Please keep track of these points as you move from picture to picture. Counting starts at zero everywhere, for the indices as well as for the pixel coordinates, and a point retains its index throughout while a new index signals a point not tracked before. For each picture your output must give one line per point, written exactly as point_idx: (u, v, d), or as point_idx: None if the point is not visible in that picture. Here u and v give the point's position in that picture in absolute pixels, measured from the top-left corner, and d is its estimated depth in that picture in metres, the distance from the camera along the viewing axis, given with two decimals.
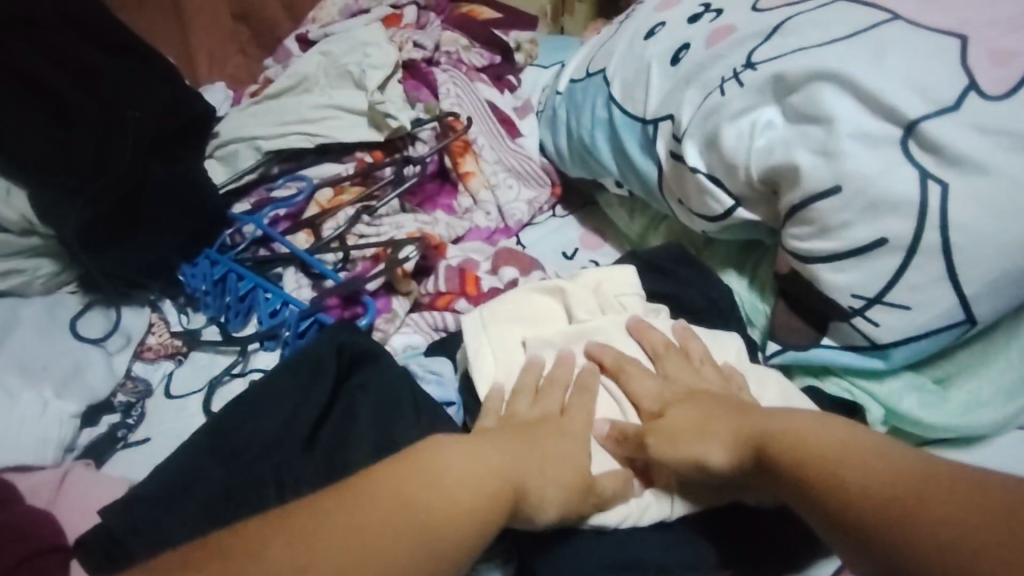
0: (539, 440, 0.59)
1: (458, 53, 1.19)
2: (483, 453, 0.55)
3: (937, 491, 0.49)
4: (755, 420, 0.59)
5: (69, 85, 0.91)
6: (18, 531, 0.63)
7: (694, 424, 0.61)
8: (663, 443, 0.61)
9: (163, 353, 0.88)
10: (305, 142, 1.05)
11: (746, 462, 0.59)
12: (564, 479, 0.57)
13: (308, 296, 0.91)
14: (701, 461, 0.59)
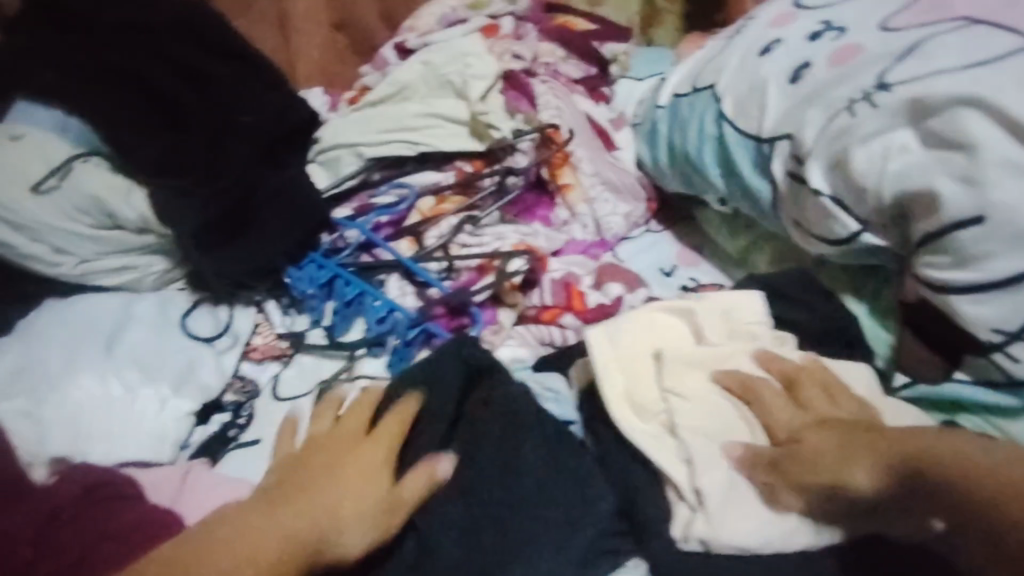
0: (322, 480, 0.62)
1: (555, 64, 1.17)
2: (263, 527, 0.58)
3: None
4: (890, 441, 0.59)
5: (185, 91, 0.94)
6: (152, 531, 0.66)
7: (834, 447, 0.60)
8: (800, 467, 0.61)
9: (270, 354, 0.89)
10: (407, 149, 1.06)
11: (885, 484, 0.57)
12: (359, 511, 0.61)
13: (412, 303, 0.91)
14: (837, 484, 0.59)
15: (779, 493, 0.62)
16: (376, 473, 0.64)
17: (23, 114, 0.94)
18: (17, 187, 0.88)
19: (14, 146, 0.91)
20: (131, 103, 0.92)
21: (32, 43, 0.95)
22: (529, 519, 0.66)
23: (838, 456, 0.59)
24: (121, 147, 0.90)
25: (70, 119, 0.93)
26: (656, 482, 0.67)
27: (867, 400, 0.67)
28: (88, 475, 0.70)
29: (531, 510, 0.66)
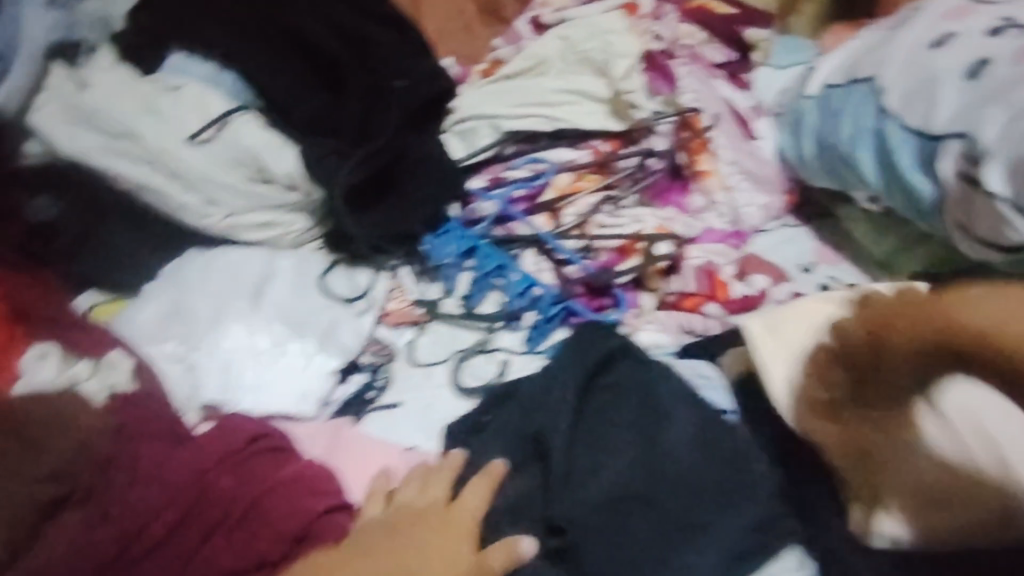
0: (408, 542, 0.62)
1: (696, 47, 1.13)
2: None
3: (925, 317, 0.66)
4: (913, 308, 0.67)
5: (347, 55, 0.96)
6: (314, 485, 0.68)
7: (874, 355, 0.66)
8: (852, 345, 0.67)
9: (405, 319, 0.89)
10: (544, 124, 1.04)
11: (915, 347, 0.65)
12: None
13: (549, 279, 0.90)
14: (881, 358, 0.66)
15: (832, 380, 0.67)
16: (450, 568, 0.61)
17: (178, 66, 0.96)
18: (174, 134, 0.90)
19: (172, 95, 0.92)
20: (288, 60, 0.95)
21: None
22: (685, 508, 0.65)
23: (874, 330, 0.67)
24: (277, 101, 0.94)
25: (225, 73, 0.95)
26: (827, 483, 0.67)
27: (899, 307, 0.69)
28: (245, 426, 0.71)
29: (688, 500, 0.65)
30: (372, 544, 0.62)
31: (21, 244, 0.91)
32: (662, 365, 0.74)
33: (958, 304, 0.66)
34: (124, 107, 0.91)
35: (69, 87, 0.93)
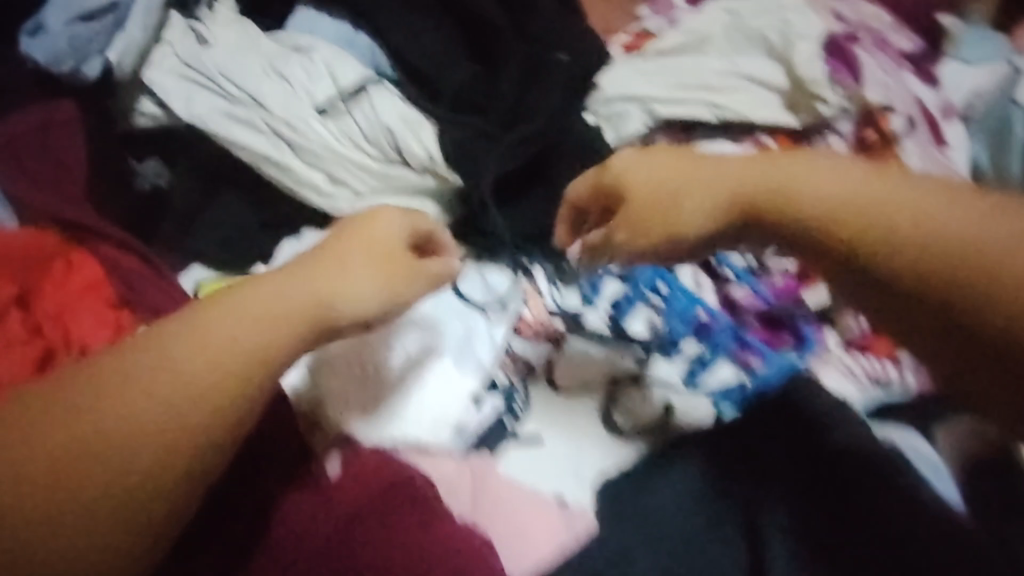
0: (342, 252, 0.60)
1: (881, 32, 0.97)
2: (269, 294, 0.56)
3: (758, 184, 0.59)
4: (671, 179, 0.62)
5: (505, 20, 0.85)
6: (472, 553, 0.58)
7: (673, 205, 0.61)
8: (638, 228, 0.63)
9: (543, 334, 0.78)
10: (707, 112, 0.90)
11: (708, 221, 0.60)
12: (363, 273, 0.59)
13: (713, 301, 0.79)
14: (678, 233, 0.61)
15: (643, 237, 0.63)
16: (381, 257, 0.60)
17: (305, 24, 0.86)
18: (302, 104, 0.80)
19: (300, 56, 0.82)
20: (439, 24, 0.85)
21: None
22: None
23: (667, 199, 0.61)
24: (421, 70, 0.83)
25: (359, 35, 0.84)
26: None
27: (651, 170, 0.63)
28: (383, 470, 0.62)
29: None
30: (293, 273, 0.58)
31: (129, 212, 0.82)
32: (894, 456, 0.62)
33: (688, 163, 0.63)
34: (248, 69, 0.82)
35: (185, 38, 0.84)
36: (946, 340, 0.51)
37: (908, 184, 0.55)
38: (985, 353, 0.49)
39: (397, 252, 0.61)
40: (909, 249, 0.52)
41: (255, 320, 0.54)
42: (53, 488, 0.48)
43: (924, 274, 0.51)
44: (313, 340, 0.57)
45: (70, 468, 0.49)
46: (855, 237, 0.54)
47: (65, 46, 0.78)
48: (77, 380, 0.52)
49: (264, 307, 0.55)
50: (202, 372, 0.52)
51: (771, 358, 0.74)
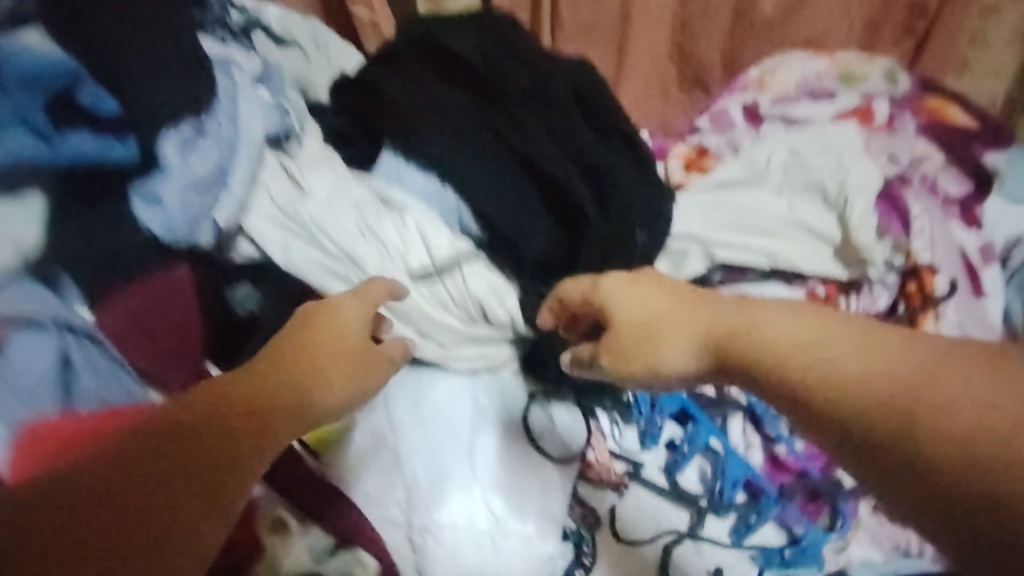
0: (307, 331, 0.67)
1: (933, 176, 1.02)
2: (275, 375, 0.62)
3: (731, 324, 0.64)
4: (647, 315, 0.69)
5: (589, 194, 0.88)
6: None
7: (638, 339, 0.68)
8: (617, 351, 0.70)
9: (606, 479, 0.88)
10: (763, 261, 0.96)
11: (686, 347, 0.66)
12: (331, 368, 0.66)
13: (758, 459, 0.90)
14: (652, 367, 0.67)
15: (624, 354, 0.69)
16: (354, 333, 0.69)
17: (390, 169, 0.90)
18: (399, 271, 0.86)
19: (392, 214, 0.87)
20: (521, 187, 0.89)
21: (434, 99, 0.91)
22: None
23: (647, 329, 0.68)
24: (502, 232, 0.88)
25: (446, 189, 0.89)
26: None
27: (626, 295, 0.71)
28: None
29: None
30: (286, 348, 0.66)
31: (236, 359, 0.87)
32: None
33: (659, 291, 0.70)
34: (341, 223, 0.87)
35: (284, 185, 0.89)
36: (933, 494, 0.48)
37: (891, 335, 0.56)
38: (977, 521, 0.46)
39: (360, 347, 0.69)
40: (877, 405, 0.52)
41: (243, 416, 0.58)
42: (162, 486, 0.52)
43: (907, 443, 0.50)
44: (290, 421, 0.61)
45: (201, 467, 0.54)
46: (810, 387, 0.56)
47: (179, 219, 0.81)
48: (101, 459, 0.54)
49: (275, 387, 0.61)
50: (201, 467, 0.54)
51: (807, 537, 0.85)
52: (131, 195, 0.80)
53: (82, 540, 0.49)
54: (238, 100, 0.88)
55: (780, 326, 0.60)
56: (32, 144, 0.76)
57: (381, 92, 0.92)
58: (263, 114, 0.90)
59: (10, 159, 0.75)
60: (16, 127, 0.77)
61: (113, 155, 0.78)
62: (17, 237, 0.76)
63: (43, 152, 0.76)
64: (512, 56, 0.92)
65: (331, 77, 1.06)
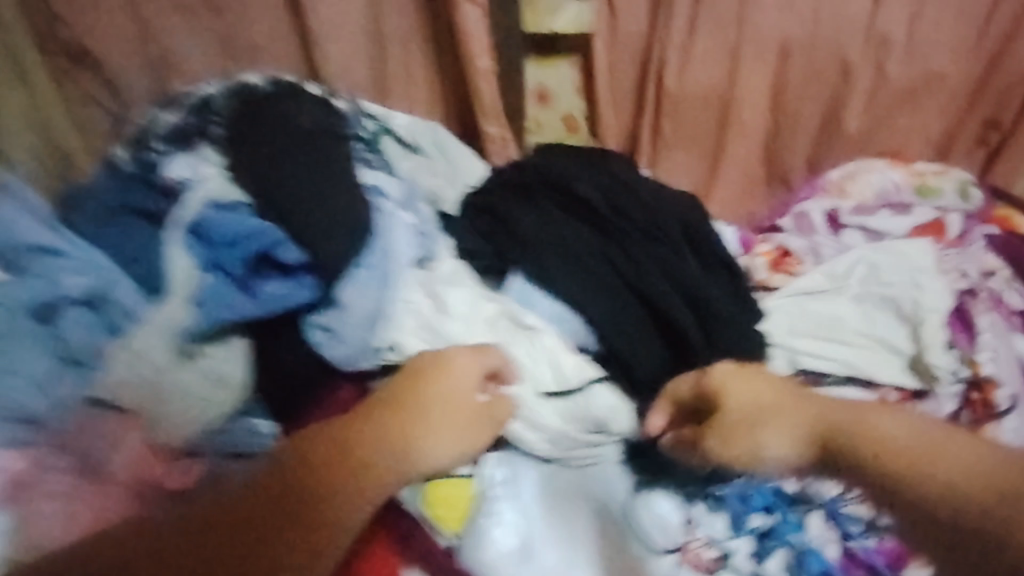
0: (421, 386, 0.75)
1: (999, 289, 1.13)
2: (388, 429, 0.70)
3: (834, 412, 0.74)
4: (749, 407, 0.78)
5: (692, 321, 0.99)
6: None
7: (750, 411, 0.78)
8: (721, 436, 0.79)
9: (700, 565, 0.97)
10: (843, 368, 1.06)
11: (784, 427, 0.76)
12: (440, 426, 0.73)
13: (833, 553, 1.01)
14: (754, 456, 0.77)
15: (728, 435, 0.79)
16: (456, 395, 0.76)
17: (520, 292, 1.01)
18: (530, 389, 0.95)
19: (523, 337, 0.97)
20: (636, 317, 0.99)
21: (560, 231, 1.03)
22: None
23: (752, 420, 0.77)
24: (621, 357, 0.98)
25: (572, 317, 0.99)
26: None
27: (738, 385, 0.80)
28: None
29: None
30: (404, 403, 0.73)
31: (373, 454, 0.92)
32: None
33: (768, 386, 0.80)
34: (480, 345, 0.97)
35: (427, 304, 0.98)
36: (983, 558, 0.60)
37: (953, 432, 0.68)
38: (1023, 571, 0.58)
39: (467, 407, 0.76)
40: (944, 473, 0.63)
41: (353, 462, 0.67)
42: (253, 507, 0.62)
43: (968, 506, 0.61)
44: (395, 480, 0.69)
45: (288, 497, 0.63)
46: (883, 461, 0.67)
47: (347, 350, 0.90)
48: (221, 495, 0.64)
49: (361, 449, 0.68)
50: (302, 499, 0.64)
51: None
52: (306, 328, 0.91)
53: (186, 548, 0.60)
54: (390, 233, 0.98)
55: (875, 417, 0.71)
56: (234, 291, 0.90)
57: (515, 226, 1.04)
58: (412, 243, 1.00)
59: (216, 322, 0.87)
60: (220, 277, 0.90)
61: (300, 293, 0.90)
62: (222, 375, 0.88)
63: (242, 296, 0.89)
64: (628, 197, 1.05)
65: (459, 193, 1.16)
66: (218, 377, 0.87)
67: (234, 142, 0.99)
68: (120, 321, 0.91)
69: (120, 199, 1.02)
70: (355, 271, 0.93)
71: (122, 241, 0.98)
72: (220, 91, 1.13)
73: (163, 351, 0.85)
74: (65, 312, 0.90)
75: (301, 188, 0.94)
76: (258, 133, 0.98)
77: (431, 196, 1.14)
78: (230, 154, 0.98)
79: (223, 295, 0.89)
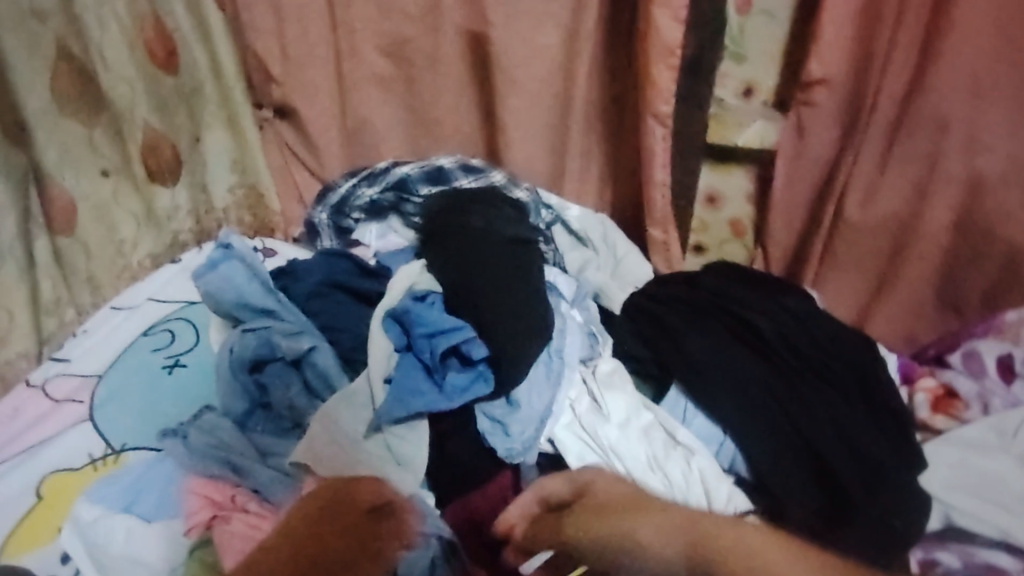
0: (317, 509, 0.84)
1: None
2: (285, 534, 0.81)
3: (707, 520, 0.84)
4: (616, 503, 0.88)
5: (849, 463, 0.98)
6: None
7: (610, 504, 0.88)
8: (591, 513, 0.87)
9: None
10: (994, 529, 1.01)
11: (642, 527, 0.84)
12: (328, 536, 0.81)
13: None
14: (625, 535, 0.83)
15: (583, 512, 0.87)
16: (339, 514, 0.83)
17: (680, 409, 1.07)
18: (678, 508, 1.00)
19: (680, 455, 1.02)
20: (795, 457, 1.00)
21: (728, 358, 1.06)
22: None
23: (620, 508, 0.87)
24: (773, 490, 1.00)
25: (727, 441, 1.04)
26: None
27: (613, 492, 0.90)
28: None
29: None
30: (296, 522, 0.83)
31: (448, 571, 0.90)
32: None
33: (628, 493, 0.90)
34: (634, 455, 1.02)
35: (587, 405, 1.05)
36: None
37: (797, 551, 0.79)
38: None
39: (351, 529, 0.82)
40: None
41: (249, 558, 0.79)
42: None
43: None
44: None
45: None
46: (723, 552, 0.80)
47: (518, 445, 0.97)
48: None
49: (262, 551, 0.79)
50: None
51: None
52: (477, 406, 0.99)
53: None
54: (565, 335, 1.06)
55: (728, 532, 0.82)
56: (426, 382, 0.97)
57: (680, 341, 1.08)
58: (582, 344, 1.07)
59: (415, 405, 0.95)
60: (413, 364, 0.98)
61: (483, 389, 0.98)
62: (408, 460, 0.95)
63: (434, 391, 0.97)
64: (803, 335, 1.06)
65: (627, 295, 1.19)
66: (403, 461, 0.94)
67: (436, 232, 1.12)
68: (316, 383, 1.02)
69: (327, 269, 1.11)
70: (532, 369, 1.00)
71: (323, 311, 1.08)
72: (417, 172, 1.25)
73: (360, 426, 0.96)
74: (270, 367, 1.04)
75: (492, 286, 1.02)
76: (459, 229, 1.09)
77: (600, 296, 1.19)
78: (430, 249, 1.10)
79: (415, 388, 0.96)
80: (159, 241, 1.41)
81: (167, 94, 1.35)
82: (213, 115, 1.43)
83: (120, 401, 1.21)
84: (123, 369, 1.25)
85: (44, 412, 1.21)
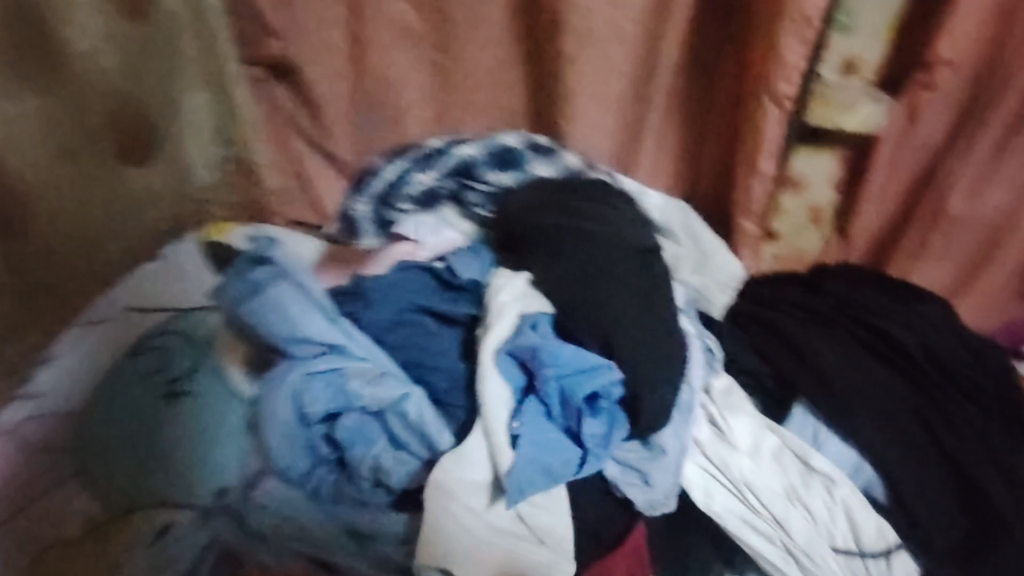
0: None
1: None
2: None
3: None
4: None
5: (997, 483, 0.92)
6: None
7: None
8: None
9: None
10: None
11: None
12: None
13: None
14: None
15: None
16: None
17: (810, 431, 0.98)
18: (822, 542, 0.92)
19: (816, 487, 0.94)
20: (941, 481, 0.93)
21: (867, 378, 0.97)
22: None
23: None
24: (912, 513, 0.93)
25: (865, 465, 0.96)
26: None
27: None
28: None
29: None
30: None
31: None
32: None
33: None
34: (769, 486, 0.94)
35: (709, 434, 0.96)
36: None
37: None
38: None
39: None
40: None
41: None
42: None
43: None
44: None
45: None
46: None
47: (661, 497, 0.86)
48: None
49: None
50: None
51: None
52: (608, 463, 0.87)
53: None
54: (692, 363, 0.93)
55: None
56: (558, 432, 0.83)
57: (815, 360, 0.98)
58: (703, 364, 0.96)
59: (549, 461, 0.81)
60: (539, 411, 0.84)
61: (621, 432, 0.84)
62: (549, 536, 0.80)
63: (568, 444, 0.83)
64: (949, 349, 0.98)
65: (727, 297, 1.07)
66: (544, 538, 0.80)
67: (530, 237, 0.94)
68: (405, 435, 0.87)
69: (405, 287, 0.94)
70: (677, 405, 0.89)
71: (409, 343, 0.91)
72: (482, 154, 1.05)
73: (479, 496, 0.81)
74: (346, 419, 0.87)
75: (628, 312, 0.86)
76: (571, 236, 0.91)
77: (700, 299, 1.06)
78: (526, 258, 0.94)
79: (549, 443, 0.82)
80: (129, 235, 1.14)
81: (136, 49, 1.06)
82: (191, 75, 1.13)
83: (111, 444, 0.96)
84: (105, 403, 0.99)
85: (17, 467, 0.96)
